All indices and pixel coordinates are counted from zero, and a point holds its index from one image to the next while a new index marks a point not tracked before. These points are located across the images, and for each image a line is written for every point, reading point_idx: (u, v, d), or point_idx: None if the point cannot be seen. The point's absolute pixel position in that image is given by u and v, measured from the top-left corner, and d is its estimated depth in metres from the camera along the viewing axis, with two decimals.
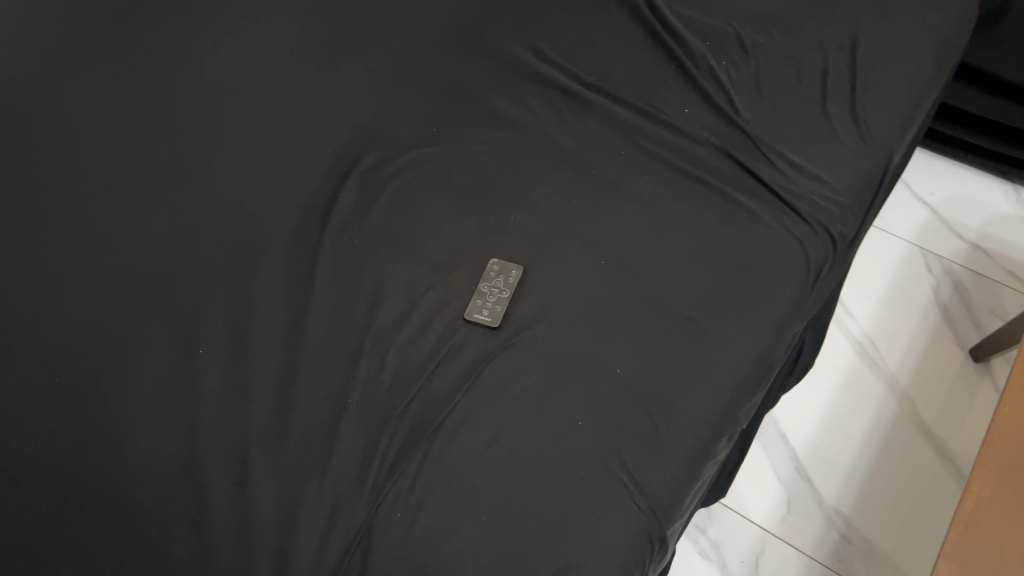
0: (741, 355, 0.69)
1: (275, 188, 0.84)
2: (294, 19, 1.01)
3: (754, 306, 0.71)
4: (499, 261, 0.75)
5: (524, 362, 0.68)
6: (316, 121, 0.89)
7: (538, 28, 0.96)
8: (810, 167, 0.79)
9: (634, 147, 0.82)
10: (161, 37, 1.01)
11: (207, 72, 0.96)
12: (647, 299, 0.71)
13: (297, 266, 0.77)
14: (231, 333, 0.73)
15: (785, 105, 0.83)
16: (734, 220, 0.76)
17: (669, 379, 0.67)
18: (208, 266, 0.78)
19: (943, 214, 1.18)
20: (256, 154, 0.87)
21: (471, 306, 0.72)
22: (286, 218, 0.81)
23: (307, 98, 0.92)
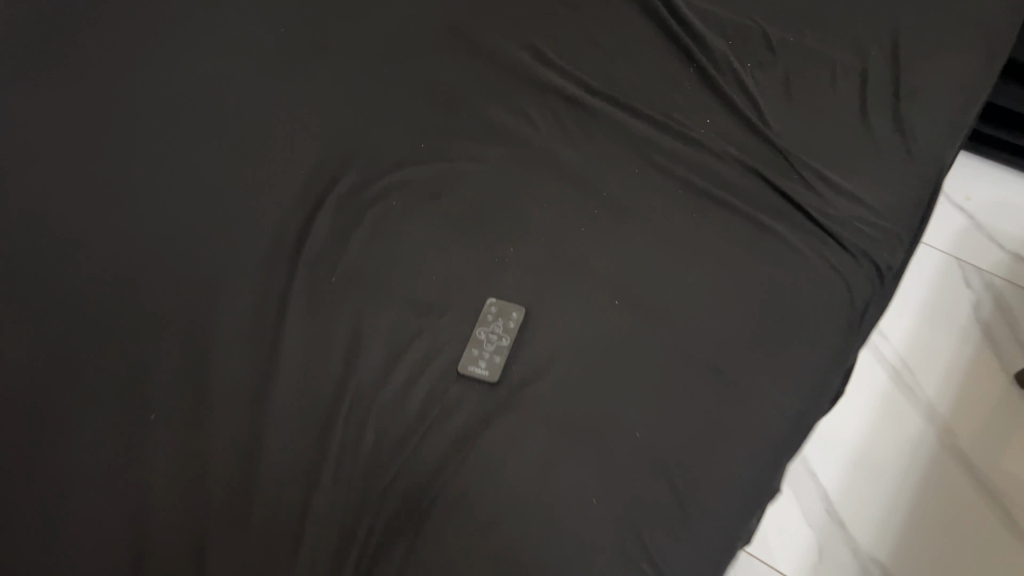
0: (778, 413, 0.60)
1: (240, 212, 0.74)
2: (260, 14, 0.89)
3: (791, 354, 0.62)
4: (497, 300, 0.65)
5: (527, 426, 0.59)
6: (286, 136, 0.79)
7: (533, 20, 0.84)
8: (850, 187, 0.69)
9: (649, 165, 0.71)
10: (108, 34, 0.89)
11: (163, 74, 0.85)
12: (668, 348, 0.62)
13: (265, 305, 0.67)
14: (186, 386, 0.63)
15: (820, 113, 0.73)
16: (767, 249, 0.66)
17: (696, 444, 0.58)
18: (164, 304, 0.69)
19: (982, 222, 1.08)
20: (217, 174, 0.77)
21: (465, 357, 0.62)
22: (253, 248, 0.71)
23: (275, 108, 0.81)
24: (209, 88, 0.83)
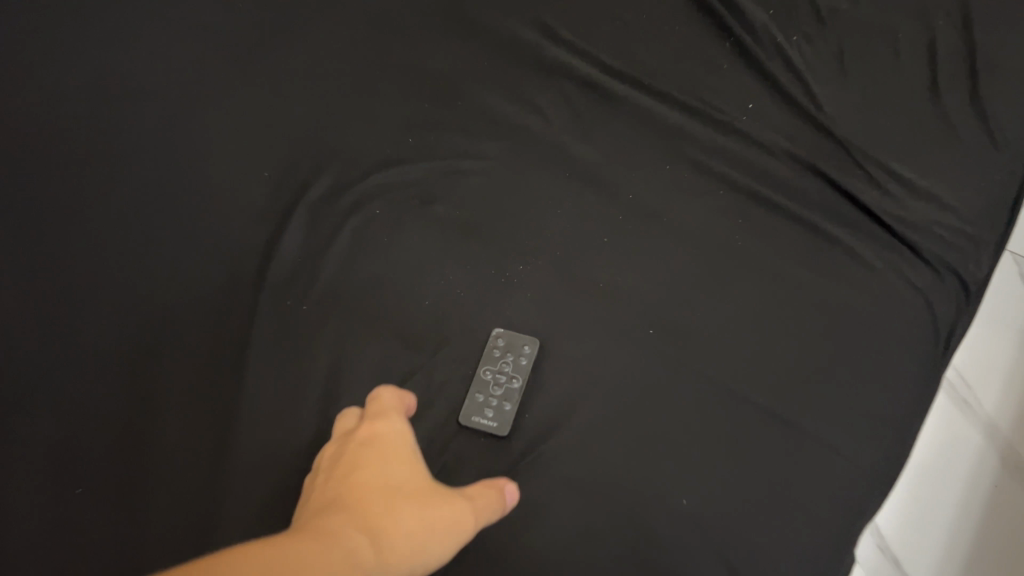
0: (852, 470, 0.50)
1: (178, 213, 0.59)
2: None
3: (864, 395, 0.52)
4: (503, 331, 0.53)
5: (547, 493, 0.48)
6: (235, 121, 0.63)
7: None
8: (927, 184, 0.58)
9: (683, 160, 0.59)
10: None
11: (69, 30, 0.69)
12: (717, 393, 0.51)
13: (214, 334, 0.54)
14: (114, 441, 0.50)
15: (884, 94, 0.61)
16: (829, 264, 0.55)
17: (757, 513, 0.48)
18: (82, 333, 0.54)
19: None
20: (152, 169, 0.62)
21: (468, 406, 0.51)
22: (197, 260, 0.57)
23: (221, 86, 0.65)
24: (132, 51, 0.68)
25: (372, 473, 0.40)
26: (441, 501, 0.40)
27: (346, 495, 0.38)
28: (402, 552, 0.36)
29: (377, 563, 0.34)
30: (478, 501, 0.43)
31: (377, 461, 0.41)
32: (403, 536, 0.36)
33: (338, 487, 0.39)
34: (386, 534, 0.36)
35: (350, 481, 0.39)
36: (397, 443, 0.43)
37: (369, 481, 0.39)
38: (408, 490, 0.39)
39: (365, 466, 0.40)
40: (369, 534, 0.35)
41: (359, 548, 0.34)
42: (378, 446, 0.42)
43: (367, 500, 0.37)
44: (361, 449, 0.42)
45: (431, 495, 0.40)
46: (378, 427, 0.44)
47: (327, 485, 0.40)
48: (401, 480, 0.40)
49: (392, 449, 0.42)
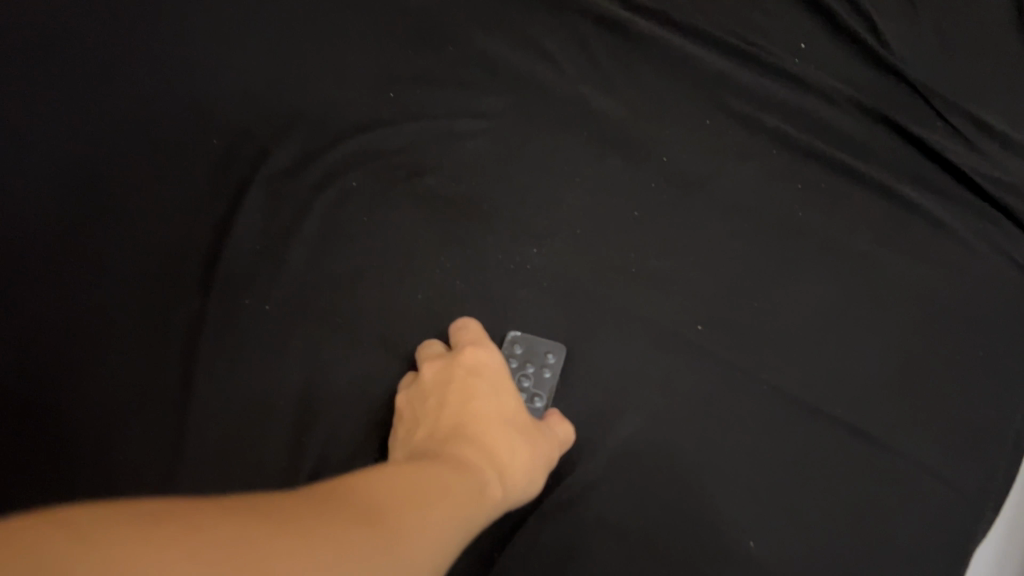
0: (953, 495, 0.41)
1: (99, 189, 0.48)
2: None
3: (962, 402, 0.42)
4: (518, 335, 0.43)
5: (580, 540, 0.39)
6: (172, 74, 0.51)
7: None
8: (1020, 136, 0.48)
9: (725, 114, 0.49)
10: None
11: None
12: (782, 404, 0.42)
13: (144, 334, 0.44)
14: (20, 461, 0.42)
15: (962, 24, 0.51)
16: (910, 241, 0.46)
17: (834, 549, 0.39)
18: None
19: None
20: (67, 135, 0.50)
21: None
22: (124, 247, 0.46)
23: (150, 30, 0.53)
24: None
25: (486, 403, 0.37)
26: (544, 434, 0.38)
27: (467, 425, 0.35)
28: (515, 492, 0.34)
29: (501, 496, 0.32)
30: (561, 432, 0.39)
31: (490, 392, 0.37)
32: (518, 473, 0.34)
33: (454, 416, 0.36)
34: (507, 471, 0.33)
35: (467, 409, 0.36)
36: (503, 375, 0.39)
37: (486, 413, 0.36)
38: (519, 421, 0.37)
39: (481, 395, 0.37)
40: (494, 470, 0.33)
41: (489, 483, 0.31)
42: (486, 376, 0.39)
43: (488, 433, 0.34)
44: (469, 378, 0.38)
45: (536, 429, 0.37)
46: (480, 355, 0.40)
47: (438, 415, 0.37)
48: (513, 412, 0.37)
49: (501, 381, 0.39)
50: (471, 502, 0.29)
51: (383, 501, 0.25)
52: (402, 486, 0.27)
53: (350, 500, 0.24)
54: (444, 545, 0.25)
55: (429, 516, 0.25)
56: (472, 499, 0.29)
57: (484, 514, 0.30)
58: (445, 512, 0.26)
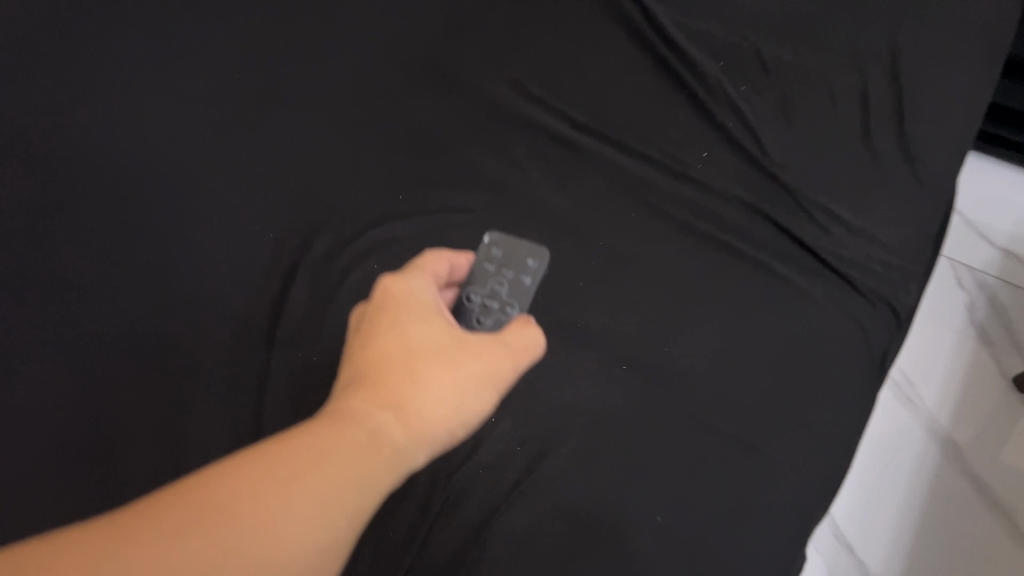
0: (804, 481, 0.57)
1: (189, 264, 0.65)
2: (198, 32, 0.78)
3: (816, 417, 0.59)
4: (501, 241, 0.56)
5: (540, 520, 0.54)
6: (244, 184, 0.70)
7: (508, 33, 0.77)
8: (862, 225, 0.65)
9: (647, 208, 0.67)
10: (26, 56, 0.77)
11: (90, 101, 0.74)
12: (686, 419, 0.58)
13: (223, 358, 0.60)
14: (138, 446, 0.57)
15: (821, 140, 0.69)
16: (779, 300, 0.62)
17: (725, 523, 0.54)
18: (90, 363, 0.61)
19: (951, 249, 1.02)
20: (168, 228, 0.68)
21: (465, 295, 0.52)
22: (207, 302, 0.63)
23: (229, 153, 0.72)
24: (144, 119, 0.73)
25: (390, 337, 0.39)
26: (467, 354, 0.40)
27: (369, 370, 0.38)
28: (428, 419, 0.37)
29: (408, 436, 0.36)
30: (529, 339, 0.44)
31: (393, 323, 0.40)
32: (426, 400, 0.37)
33: (360, 355, 0.39)
34: (410, 407, 0.37)
35: (368, 350, 0.39)
36: (412, 300, 0.42)
37: (389, 348, 0.39)
38: (425, 351, 0.39)
39: (385, 332, 0.39)
40: (391, 410, 0.36)
41: (379, 429, 0.35)
42: (396, 302, 0.41)
43: (385, 378, 0.37)
44: (376, 313, 0.41)
45: (455, 352, 0.40)
46: (401, 285, 0.43)
47: (352, 351, 0.40)
48: (421, 341, 0.39)
49: (408, 309, 0.41)
50: (349, 470, 0.33)
51: (219, 503, 0.30)
52: (254, 477, 0.31)
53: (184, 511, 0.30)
54: (287, 541, 0.30)
55: (266, 510, 0.31)
56: (360, 462, 0.34)
57: (377, 463, 0.34)
58: (294, 501, 0.31)
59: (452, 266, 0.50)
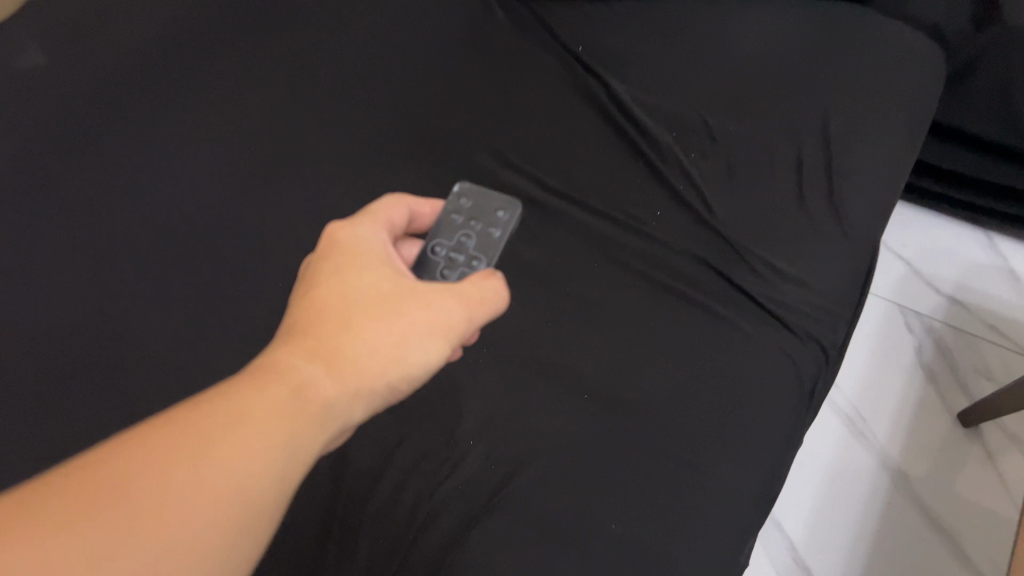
0: (744, 495, 0.66)
1: (191, 300, 0.72)
2: (217, 97, 0.87)
3: (755, 438, 0.68)
4: (472, 199, 0.62)
5: (513, 527, 0.62)
6: (255, 228, 0.77)
7: (490, 109, 0.88)
8: (795, 273, 0.75)
9: (608, 260, 0.77)
10: (58, 108, 0.85)
11: (116, 153, 0.82)
12: (641, 440, 0.66)
13: (213, 382, 0.66)
14: None
15: (761, 200, 0.79)
16: (723, 338, 0.71)
17: (672, 533, 0.63)
18: (90, 386, 0.66)
19: (900, 297, 1.12)
20: (184, 265, 0.75)
21: (432, 244, 0.57)
22: (206, 334, 0.70)
23: (241, 201, 0.80)
24: (166, 170, 0.82)
25: (331, 287, 0.43)
26: (408, 304, 0.43)
27: (309, 320, 0.42)
28: (360, 370, 0.40)
29: (338, 387, 0.40)
30: (485, 286, 0.47)
31: (336, 270, 0.44)
32: (359, 352, 0.41)
33: (304, 301, 0.43)
34: (341, 359, 0.40)
35: (311, 298, 0.43)
36: (355, 249, 0.46)
37: (329, 301, 0.42)
38: (363, 302, 0.42)
39: (328, 287, 0.43)
40: (323, 361, 0.40)
41: (309, 382, 0.39)
42: (340, 248, 0.46)
43: (321, 329, 0.41)
44: (321, 259, 0.45)
45: (396, 301, 0.43)
46: (350, 232, 0.47)
47: (298, 295, 0.44)
48: (360, 290, 0.43)
49: (351, 259, 0.45)
50: (276, 427, 0.37)
51: (147, 464, 0.34)
52: (183, 437, 0.36)
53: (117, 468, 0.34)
54: (212, 501, 0.35)
55: (186, 472, 0.35)
56: (287, 414, 0.38)
57: (302, 417, 0.38)
58: (219, 462, 0.35)
59: (416, 213, 0.56)
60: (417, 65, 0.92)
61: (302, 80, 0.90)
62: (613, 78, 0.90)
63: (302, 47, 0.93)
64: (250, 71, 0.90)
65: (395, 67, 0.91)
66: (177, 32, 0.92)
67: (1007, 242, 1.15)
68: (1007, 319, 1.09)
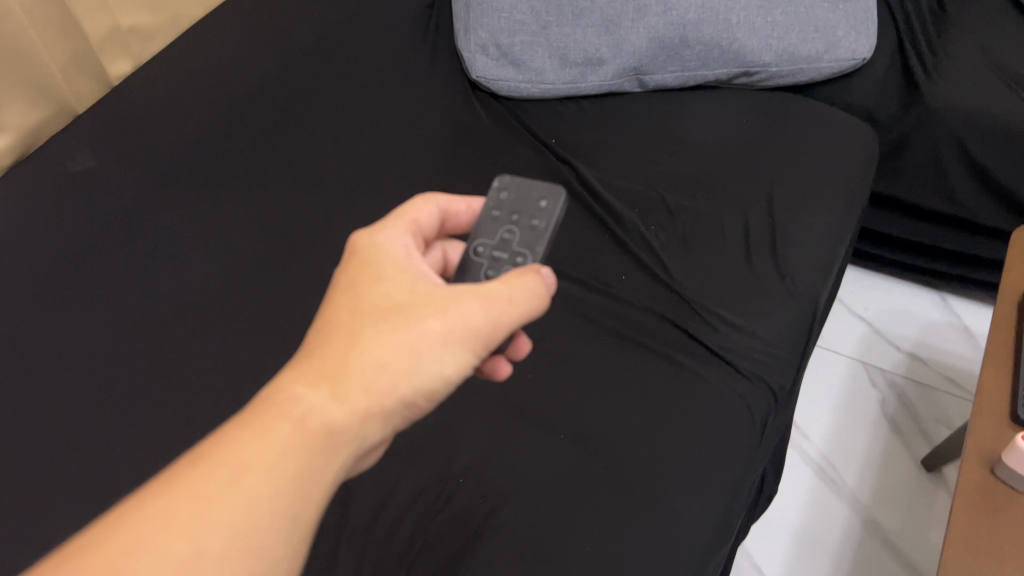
0: (702, 519, 0.74)
1: (217, 368, 0.83)
2: (240, 191, 1.00)
3: (711, 469, 0.76)
4: (517, 195, 0.67)
5: (499, 551, 0.70)
6: (271, 303, 0.89)
7: (476, 192, 1.00)
8: (745, 324, 0.85)
9: (581, 318, 0.87)
10: (104, 204, 0.98)
11: (153, 240, 0.95)
12: (611, 471, 0.75)
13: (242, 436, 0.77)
14: None
15: (713, 264, 0.90)
16: (681, 381, 0.81)
17: (639, 551, 0.70)
18: (131, 444, 0.77)
19: (863, 355, 1.21)
20: (212, 335, 0.86)
21: (477, 246, 0.63)
22: (230, 396, 0.80)
23: (259, 280, 0.91)
24: (196, 254, 0.94)
25: (344, 305, 0.51)
26: (422, 310, 0.50)
27: (323, 339, 0.49)
28: (361, 388, 0.47)
29: (341, 405, 0.46)
30: (519, 284, 0.53)
31: (354, 283, 0.52)
32: (360, 370, 0.47)
33: (322, 321, 0.51)
34: (343, 379, 0.47)
35: (329, 315, 0.50)
36: (371, 261, 0.53)
37: (341, 319, 0.50)
38: (373, 314, 0.50)
39: (342, 308, 0.51)
40: (328, 383, 0.47)
41: (312, 408, 0.46)
42: (361, 257, 0.54)
43: (330, 348, 0.48)
44: (343, 273, 0.53)
45: (411, 309, 0.50)
46: (374, 240, 0.55)
47: (321, 312, 0.52)
48: (373, 299, 0.51)
49: (362, 276, 0.52)
50: (289, 453, 0.45)
51: (173, 510, 0.42)
52: (204, 480, 0.43)
53: (147, 518, 0.42)
54: (231, 534, 0.42)
55: (205, 513, 0.42)
56: (294, 443, 0.45)
57: (307, 441, 0.45)
58: (239, 498, 0.43)
59: (448, 212, 0.64)
60: (413, 160, 1.05)
61: (313, 173, 1.03)
62: (583, 164, 1.02)
63: (312, 148, 1.06)
64: (269, 168, 1.03)
65: (394, 162, 1.04)
66: (206, 136, 1.06)
67: (960, 301, 1.25)
68: (963, 371, 1.17)
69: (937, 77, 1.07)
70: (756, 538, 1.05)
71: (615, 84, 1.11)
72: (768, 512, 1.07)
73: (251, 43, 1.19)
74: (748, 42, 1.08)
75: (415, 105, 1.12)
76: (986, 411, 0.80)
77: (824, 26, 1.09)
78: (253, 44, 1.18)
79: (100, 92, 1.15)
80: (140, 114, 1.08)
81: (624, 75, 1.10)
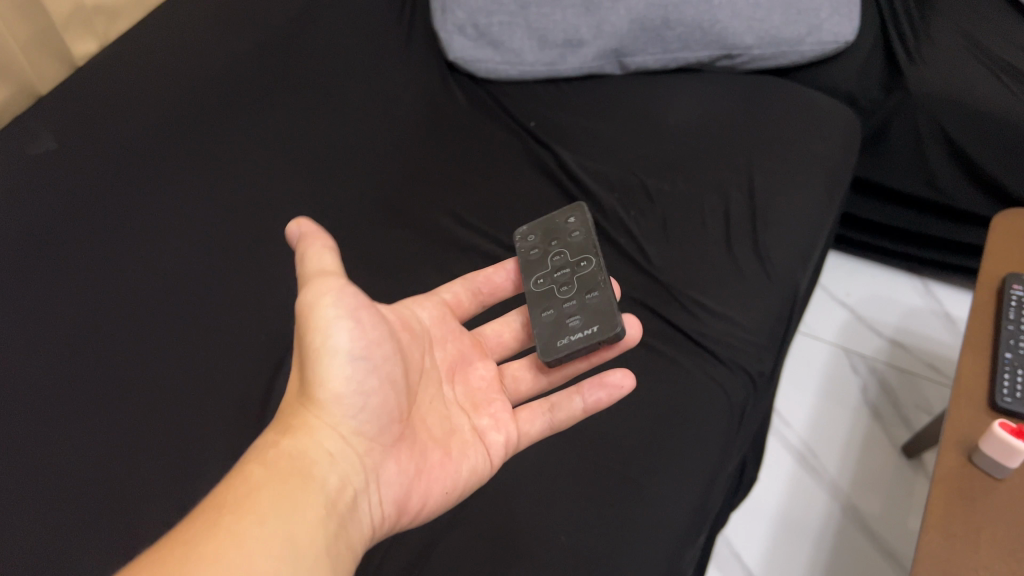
0: (682, 506, 0.72)
1: (184, 358, 0.81)
2: (209, 175, 0.98)
3: (688, 455, 0.75)
4: (544, 227, 0.77)
5: (471, 542, 0.69)
6: (243, 291, 0.87)
7: (452, 179, 0.98)
8: (724, 310, 0.83)
9: None
10: (67, 188, 0.95)
11: (119, 226, 0.92)
12: (585, 461, 0.73)
13: (209, 428, 0.75)
14: (153, 488, 0.71)
15: (693, 248, 0.89)
16: (658, 367, 0.80)
17: (614, 540, 0.68)
18: (93, 435, 0.75)
19: (845, 342, 1.20)
20: (180, 324, 0.84)
21: (535, 280, 0.73)
22: (199, 387, 0.79)
23: (229, 267, 0.89)
24: (163, 240, 0.92)
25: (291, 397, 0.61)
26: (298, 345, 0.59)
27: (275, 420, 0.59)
28: (305, 421, 0.55)
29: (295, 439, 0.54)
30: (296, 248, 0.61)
31: None
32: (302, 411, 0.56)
33: None
34: (292, 424, 0.55)
35: None
36: None
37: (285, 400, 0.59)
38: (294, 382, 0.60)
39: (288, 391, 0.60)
40: (280, 431, 0.55)
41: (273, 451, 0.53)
42: None
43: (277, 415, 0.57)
44: None
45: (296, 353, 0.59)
46: None
47: None
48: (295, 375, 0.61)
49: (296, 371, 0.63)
50: (259, 483, 0.50)
51: (165, 557, 0.44)
52: (192, 522, 0.47)
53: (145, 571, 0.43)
54: (220, 555, 0.44)
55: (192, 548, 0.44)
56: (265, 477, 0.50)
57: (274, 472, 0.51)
58: (224, 530, 0.46)
59: (480, 286, 0.77)
60: (388, 145, 1.03)
61: (285, 157, 1.01)
62: (562, 148, 1.00)
63: (285, 131, 1.04)
64: (239, 151, 1.01)
65: (369, 146, 1.02)
66: (175, 118, 1.03)
67: (943, 288, 1.24)
68: (943, 358, 1.17)
69: (919, 61, 1.05)
70: (735, 527, 1.04)
71: (595, 66, 1.09)
72: (747, 500, 1.06)
73: (223, 24, 1.16)
74: (730, 24, 1.06)
75: (391, 87, 1.10)
76: (966, 396, 0.79)
77: (807, 8, 1.07)
78: (224, 25, 1.16)
79: (64, 74, 1.12)
80: (106, 96, 1.05)
81: (604, 57, 1.09)
